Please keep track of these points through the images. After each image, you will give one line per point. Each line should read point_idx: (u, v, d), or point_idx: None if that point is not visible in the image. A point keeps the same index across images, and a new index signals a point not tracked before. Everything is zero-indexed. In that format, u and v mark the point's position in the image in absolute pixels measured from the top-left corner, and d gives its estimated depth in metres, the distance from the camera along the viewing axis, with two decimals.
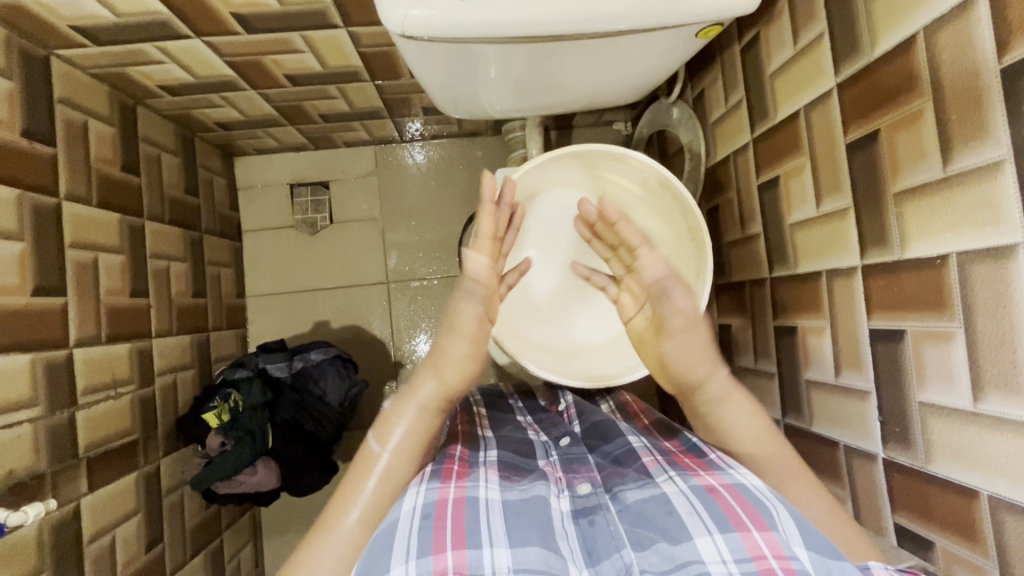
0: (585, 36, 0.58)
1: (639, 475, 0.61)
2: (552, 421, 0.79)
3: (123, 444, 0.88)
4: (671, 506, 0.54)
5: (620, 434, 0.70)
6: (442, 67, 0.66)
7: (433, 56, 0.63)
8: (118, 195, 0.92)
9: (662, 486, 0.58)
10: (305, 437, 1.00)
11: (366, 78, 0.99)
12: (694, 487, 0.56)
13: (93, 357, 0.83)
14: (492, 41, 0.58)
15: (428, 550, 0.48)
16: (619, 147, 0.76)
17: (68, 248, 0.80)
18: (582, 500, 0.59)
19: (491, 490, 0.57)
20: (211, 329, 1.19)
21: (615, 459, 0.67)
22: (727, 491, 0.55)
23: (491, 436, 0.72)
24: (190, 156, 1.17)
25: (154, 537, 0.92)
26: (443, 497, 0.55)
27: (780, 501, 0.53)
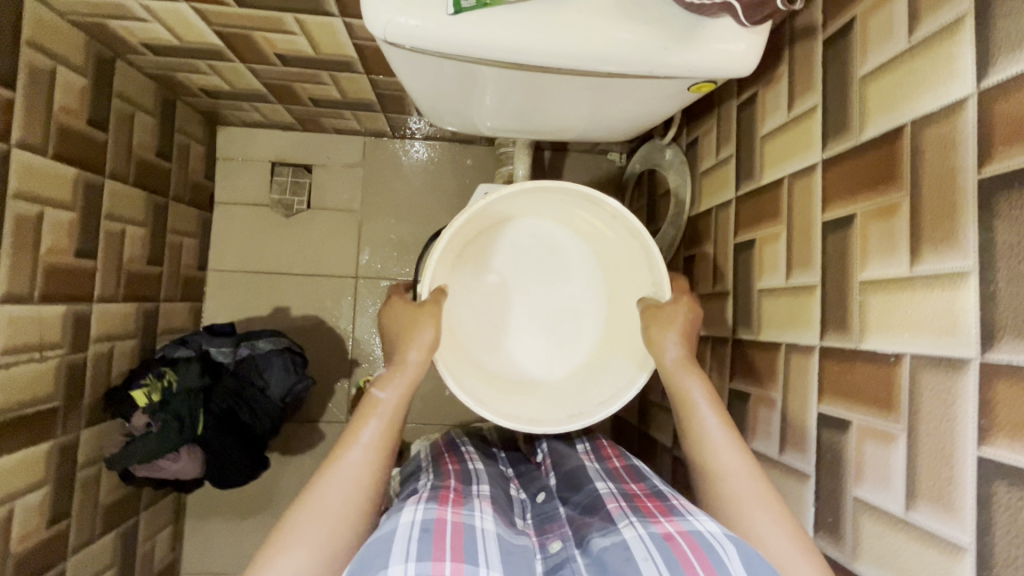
0: (575, 71, 0.55)
1: (606, 521, 0.59)
2: (529, 476, 0.79)
3: (42, 410, 0.83)
4: (630, 551, 0.52)
5: (590, 482, 0.69)
6: (431, 79, 0.63)
7: (422, 67, 0.60)
8: (79, 149, 0.88)
9: (623, 531, 0.55)
10: (238, 428, 0.95)
11: (359, 70, 0.97)
12: (653, 534, 0.54)
13: (21, 315, 0.78)
14: (479, 62, 0.56)
15: (427, 556, 0.49)
16: (595, 192, 0.72)
17: (11, 199, 0.76)
18: (554, 558, 0.56)
19: (485, 520, 0.57)
20: (162, 299, 1.14)
21: (585, 509, 0.64)
22: (685, 539, 0.53)
23: (480, 470, 0.74)
24: (168, 120, 1.13)
25: (61, 511, 0.87)
26: (441, 516, 0.55)
27: (733, 544, 0.52)
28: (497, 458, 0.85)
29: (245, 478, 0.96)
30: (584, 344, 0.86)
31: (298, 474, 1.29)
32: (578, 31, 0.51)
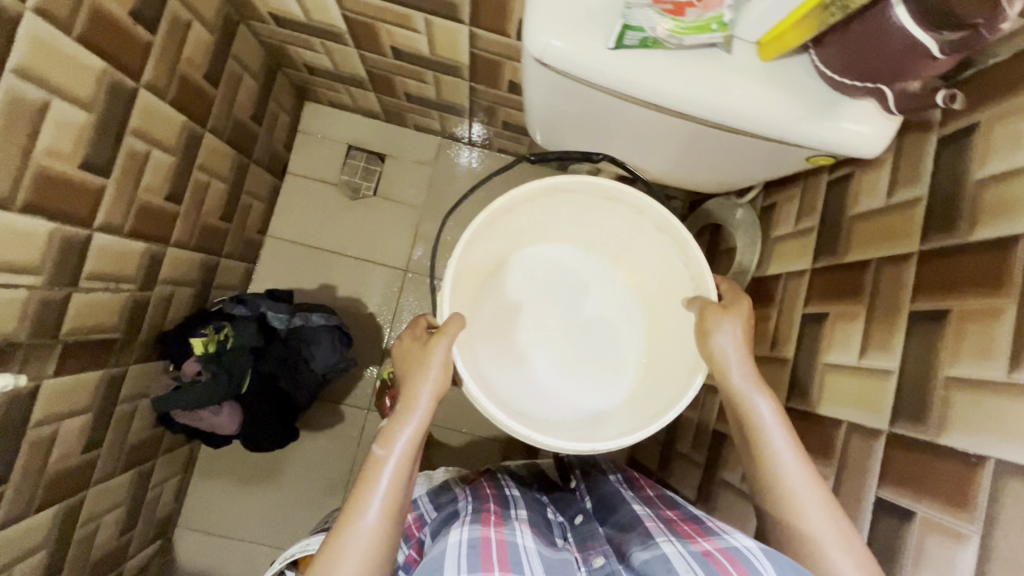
0: (704, 121, 0.57)
1: (643, 535, 0.65)
2: (565, 501, 0.84)
3: (104, 339, 0.85)
4: (672, 564, 0.58)
5: (626, 503, 0.74)
6: (555, 99, 0.66)
7: (553, 88, 0.63)
8: (192, 99, 0.91)
9: (663, 546, 0.61)
10: (278, 396, 0.96)
11: (465, 77, 1.00)
12: (692, 552, 0.59)
13: (109, 245, 0.81)
14: (616, 93, 0.58)
15: (478, 568, 0.56)
16: (617, 187, 0.75)
17: (128, 135, 0.79)
18: (598, 572, 0.64)
19: (525, 539, 0.64)
20: (224, 256, 1.17)
21: (619, 526, 0.70)
22: (723, 556, 0.57)
23: (515, 494, 0.78)
24: (268, 87, 1.17)
25: (96, 440, 0.89)
26: (486, 535, 0.62)
27: (769, 558, 0.56)
28: (532, 485, 0.90)
29: (273, 444, 0.97)
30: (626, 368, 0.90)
31: (311, 453, 1.29)
32: (720, 85, 0.54)
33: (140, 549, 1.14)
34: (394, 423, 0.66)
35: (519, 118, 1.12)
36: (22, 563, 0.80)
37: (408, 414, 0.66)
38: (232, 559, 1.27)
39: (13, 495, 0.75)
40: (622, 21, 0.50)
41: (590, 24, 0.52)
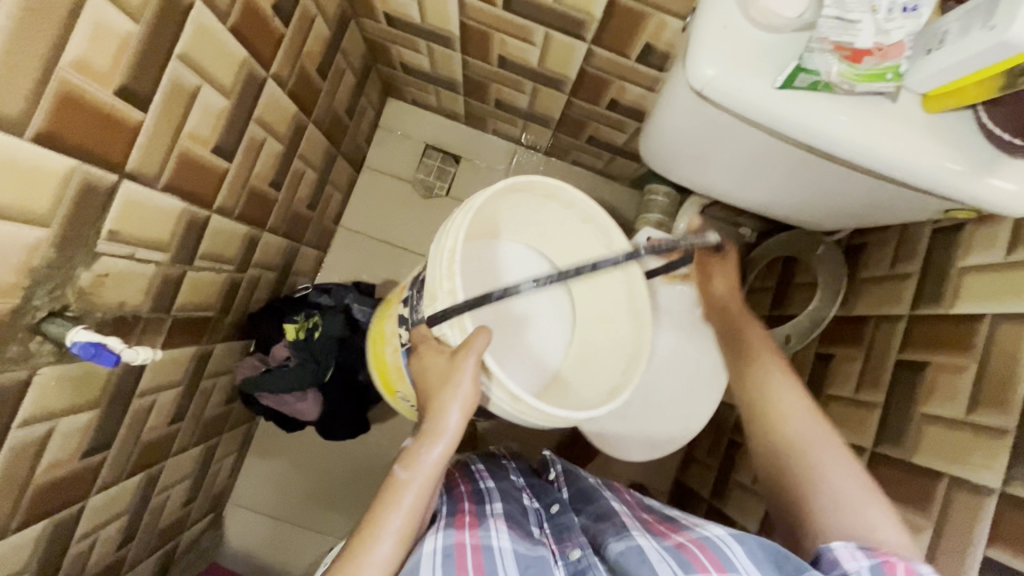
0: (854, 163, 0.57)
1: (619, 528, 0.71)
2: (542, 488, 0.86)
3: (202, 316, 0.88)
4: (646, 556, 0.64)
5: (603, 497, 0.79)
6: (686, 125, 0.67)
7: (691, 112, 0.64)
8: (304, 90, 0.93)
9: (638, 539, 0.67)
10: (358, 387, 0.98)
11: (567, 91, 1.01)
12: (666, 546, 0.65)
13: (222, 227, 0.83)
14: (764, 128, 0.59)
15: None
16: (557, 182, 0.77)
17: (253, 123, 0.81)
18: (574, 563, 0.67)
19: (502, 538, 0.65)
20: (304, 243, 1.19)
21: (595, 519, 0.75)
22: (697, 546, 0.64)
23: (491, 485, 0.79)
24: (362, 82, 1.19)
25: (180, 413, 0.92)
26: (461, 540, 0.63)
27: (739, 546, 0.63)
28: (508, 467, 0.91)
29: (347, 433, 0.99)
30: (698, 387, 0.96)
31: (364, 444, 1.31)
32: (883, 131, 0.54)
33: (197, 520, 1.16)
34: (424, 441, 0.66)
35: (609, 135, 1.13)
36: (107, 526, 0.83)
37: (431, 438, 0.66)
38: (278, 540, 1.29)
39: (113, 461, 0.77)
40: (797, 63, 0.51)
41: (759, 62, 0.53)
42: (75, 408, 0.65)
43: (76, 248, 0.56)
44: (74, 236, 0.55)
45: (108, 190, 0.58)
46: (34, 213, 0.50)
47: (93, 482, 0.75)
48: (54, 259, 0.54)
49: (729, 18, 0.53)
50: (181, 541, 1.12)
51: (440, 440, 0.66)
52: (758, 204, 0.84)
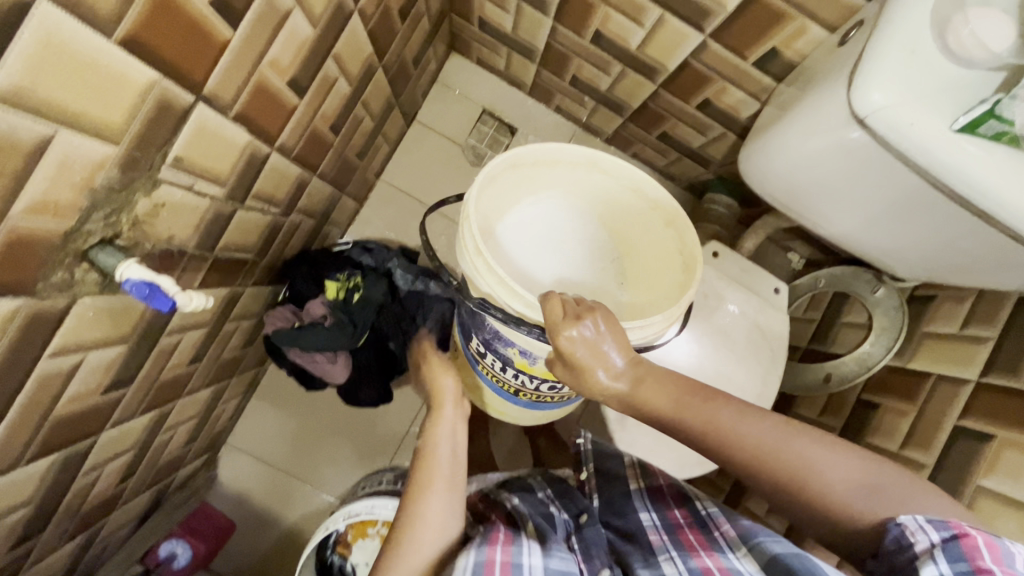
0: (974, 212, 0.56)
1: (646, 550, 0.62)
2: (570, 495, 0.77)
3: (241, 257, 0.81)
4: None
5: (633, 511, 0.70)
6: (816, 122, 0.67)
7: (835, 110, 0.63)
8: (382, 31, 0.85)
9: (661, 567, 0.58)
10: (385, 355, 0.94)
11: (658, 81, 0.94)
12: (692, 570, 0.56)
13: (277, 167, 0.76)
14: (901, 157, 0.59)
15: None
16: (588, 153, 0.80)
17: (331, 60, 0.74)
18: None
19: (534, 557, 0.56)
20: (345, 193, 1.12)
21: (622, 537, 0.67)
22: None
23: (516, 502, 0.70)
24: (434, 31, 1.10)
25: (199, 354, 0.86)
26: (491, 558, 0.54)
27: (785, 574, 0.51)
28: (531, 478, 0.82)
29: (370, 403, 0.94)
30: None
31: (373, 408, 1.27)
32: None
33: (193, 460, 1.12)
34: (434, 421, 0.74)
35: (685, 135, 1.05)
36: (112, 461, 0.78)
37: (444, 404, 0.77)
38: (270, 489, 1.25)
39: (131, 397, 0.72)
40: (990, 108, 0.51)
41: (935, 97, 0.54)
42: (107, 341, 0.60)
43: (139, 172, 0.50)
44: (139, 159, 0.49)
45: (182, 112, 0.51)
46: (104, 128, 0.43)
47: (108, 417, 0.70)
48: (116, 182, 0.48)
49: (925, 46, 0.54)
50: (175, 480, 1.08)
51: (453, 427, 0.73)
52: (859, 237, 0.82)
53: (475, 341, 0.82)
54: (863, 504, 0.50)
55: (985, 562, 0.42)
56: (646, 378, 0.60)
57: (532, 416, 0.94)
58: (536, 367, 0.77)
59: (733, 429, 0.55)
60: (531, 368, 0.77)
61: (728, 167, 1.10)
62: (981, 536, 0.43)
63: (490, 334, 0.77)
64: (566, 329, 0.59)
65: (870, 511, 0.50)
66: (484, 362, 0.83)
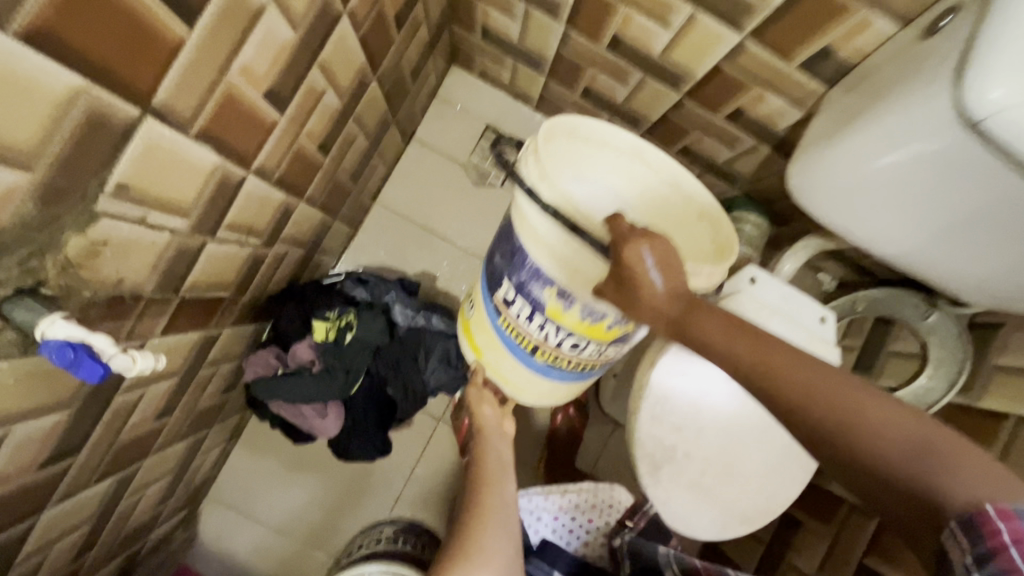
0: None
1: None
2: None
3: (214, 297, 0.71)
4: None
5: None
6: (890, 129, 0.62)
7: (920, 114, 0.59)
8: (375, 39, 0.76)
9: None
10: (384, 401, 0.84)
11: (683, 91, 0.84)
12: None
13: (255, 193, 0.66)
14: (1007, 160, 0.56)
15: None
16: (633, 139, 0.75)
17: (315, 70, 0.64)
18: None
19: None
20: (338, 220, 1.02)
21: None
22: None
23: None
24: (434, 42, 1.02)
25: (169, 407, 0.75)
26: None
27: None
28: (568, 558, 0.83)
29: (364, 457, 0.84)
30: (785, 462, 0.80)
31: None
32: None
33: (169, 518, 1.00)
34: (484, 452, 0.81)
35: (711, 150, 0.96)
36: (63, 539, 0.67)
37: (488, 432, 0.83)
38: (257, 546, 1.13)
39: (81, 467, 0.61)
40: None
41: None
42: (40, 410, 0.49)
43: (65, 206, 0.40)
44: (65, 189, 0.39)
45: (120, 131, 0.41)
46: (4, 149, 0.34)
47: (50, 493, 0.58)
48: (30, 217, 0.38)
49: None
50: (148, 543, 0.97)
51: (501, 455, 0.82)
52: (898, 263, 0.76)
53: (503, 287, 0.76)
54: (928, 478, 0.43)
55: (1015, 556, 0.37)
56: (696, 312, 0.54)
57: (538, 394, 0.84)
58: (567, 315, 0.72)
59: (790, 377, 0.49)
60: (562, 316, 0.72)
61: (757, 184, 1.00)
62: (1007, 524, 0.38)
63: (524, 272, 0.72)
64: (628, 236, 0.58)
65: (931, 482, 0.43)
66: (507, 314, 0.77)
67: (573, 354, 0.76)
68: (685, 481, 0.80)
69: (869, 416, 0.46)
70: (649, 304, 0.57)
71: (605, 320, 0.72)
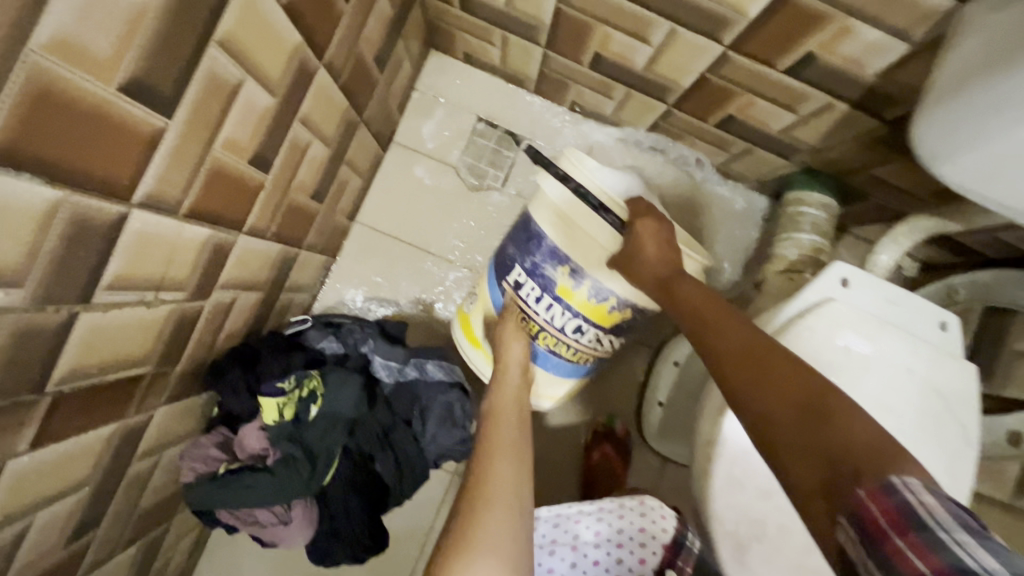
0: None
1: None
2: None
3: (122, 380, 0.52)
4: None
5: None
6: None
7: None
8: (312, 10, 0.56)
9: None
10: (373, 483, 0.73)
11: (729, 39, 0.63)
12: None
13: (154, 234, 0.47)
14: None
15: None
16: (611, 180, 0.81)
17: (215, 50, 0.44)
18: None
19: None
20: (304, 248, 0.83)
21: None
22: None
23: None
24: (401, 18, 0.82)
25: (89, 521, 0.57)
26: None
27: None
28: None
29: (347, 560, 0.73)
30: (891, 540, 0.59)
31: None
32: None
33: None
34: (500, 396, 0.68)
35: (764, 115, 0.75)
36: None
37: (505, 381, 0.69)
38: None
39: None
40: None
41: None
42: None
43: None
44: None
45: None
46: None
47: None
48: None
49: None
50: None
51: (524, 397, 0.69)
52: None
53: (512, 272, 0.72)
54: (832, 449, 0.38)
55: (892, 542, 0.32)
56: (680, 280, 0.57)
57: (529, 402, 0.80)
58: (577, 294, 0.68)
59: (727, 333, 0.49)
60: (572, 295, 0.68)
61: (825, 154, 0.78)
62: (876, 504, 0.34)
63: (539, 254, 0.68)
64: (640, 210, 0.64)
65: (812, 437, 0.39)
66: (515, 301, 0.72)
67: (576, 341, 0.71)
68: (786, 565, 0.59)
69: (789, 372, 0.43)
70: (641, 262, 0.61)
71: (610, 302, 0.68)
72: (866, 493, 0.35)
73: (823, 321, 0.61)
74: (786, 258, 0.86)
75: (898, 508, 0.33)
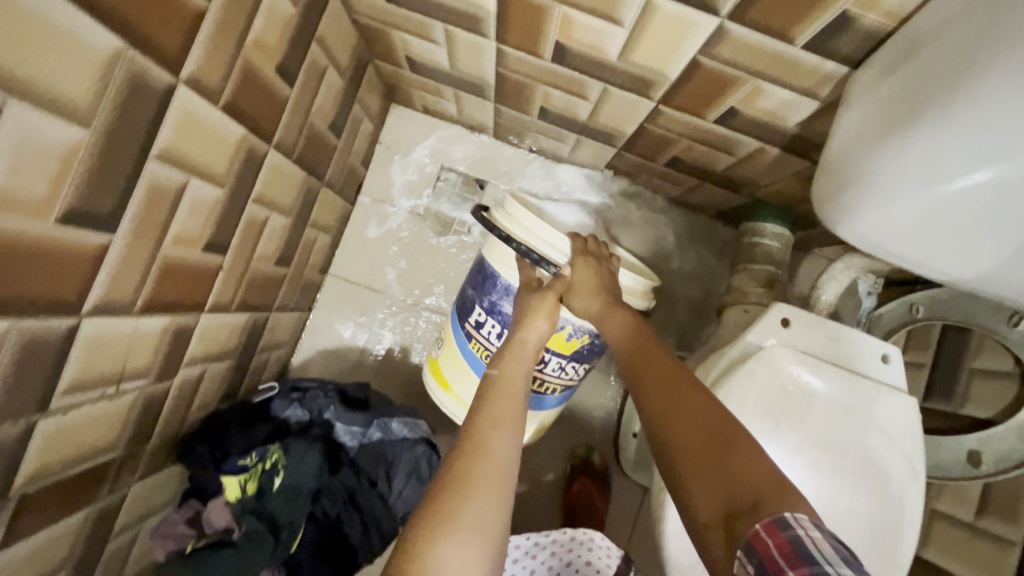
0: None
1: None
2: None
3: (91, 469, 0.55)
4: None
5: None
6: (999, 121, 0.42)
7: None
8: (255, 104, 0.59)
9: None
10: (343, 544, 0.77)
11: (658, 96, 0.66)
12: None
13: (110, 335, 0.50)
14: None
15: None
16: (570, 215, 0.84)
17: (154, 165, 0.48)
18: None
19: None
20: (274, 310, 0.86)
21: None
22: None
23: None
24: (355, 85, 0.85)
25: None
26: None
27: None
28: None
29: None
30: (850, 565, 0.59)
31: None
32: None
33: None
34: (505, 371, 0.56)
35: (705, 158, 0.77)
36: None
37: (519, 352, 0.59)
38: None
39: None
40: None
41: None
42: None
43: None
44: None
45: None
46: None
47: None
48: None
49: None
50: None
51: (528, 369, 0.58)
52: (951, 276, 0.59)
53: (472, 312, 0.75)
54: (735, 485, 0.42)
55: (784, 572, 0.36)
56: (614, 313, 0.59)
57: None
58: None
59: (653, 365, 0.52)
60: None
61: (770, 189, 0.80)
62: (772, 538, 0.38)
63: (494, 292, 0.72)
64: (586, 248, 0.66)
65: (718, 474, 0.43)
66: (477, 337, 0.75)
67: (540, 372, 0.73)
68: None
69: (705, 410, 0.47)
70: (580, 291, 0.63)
71: (568, 329, 0.69)
72: (762, 528, 0.40)
73: (764, 366, 0.63)
74: (742, 288, 0.89)
75: (790, 540, 0.38)
